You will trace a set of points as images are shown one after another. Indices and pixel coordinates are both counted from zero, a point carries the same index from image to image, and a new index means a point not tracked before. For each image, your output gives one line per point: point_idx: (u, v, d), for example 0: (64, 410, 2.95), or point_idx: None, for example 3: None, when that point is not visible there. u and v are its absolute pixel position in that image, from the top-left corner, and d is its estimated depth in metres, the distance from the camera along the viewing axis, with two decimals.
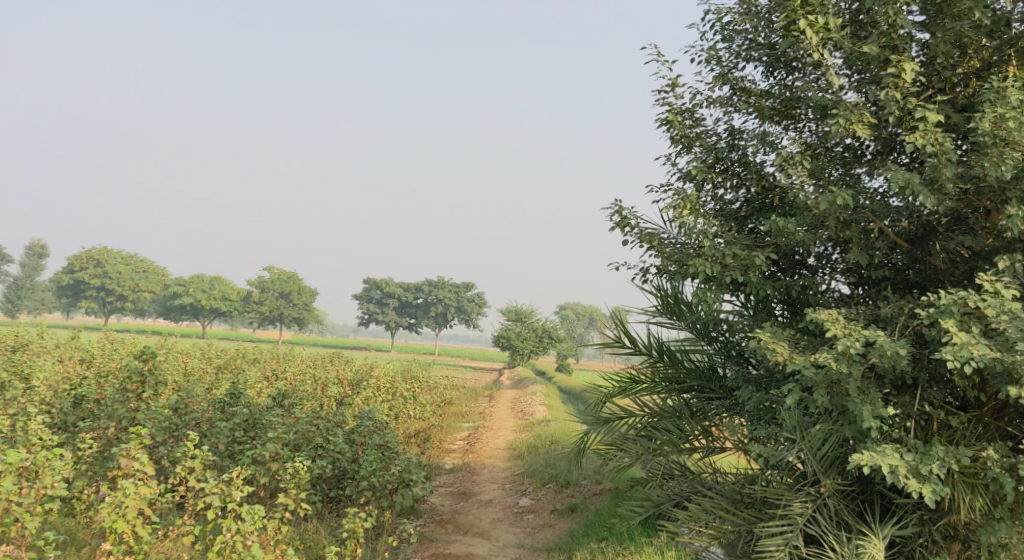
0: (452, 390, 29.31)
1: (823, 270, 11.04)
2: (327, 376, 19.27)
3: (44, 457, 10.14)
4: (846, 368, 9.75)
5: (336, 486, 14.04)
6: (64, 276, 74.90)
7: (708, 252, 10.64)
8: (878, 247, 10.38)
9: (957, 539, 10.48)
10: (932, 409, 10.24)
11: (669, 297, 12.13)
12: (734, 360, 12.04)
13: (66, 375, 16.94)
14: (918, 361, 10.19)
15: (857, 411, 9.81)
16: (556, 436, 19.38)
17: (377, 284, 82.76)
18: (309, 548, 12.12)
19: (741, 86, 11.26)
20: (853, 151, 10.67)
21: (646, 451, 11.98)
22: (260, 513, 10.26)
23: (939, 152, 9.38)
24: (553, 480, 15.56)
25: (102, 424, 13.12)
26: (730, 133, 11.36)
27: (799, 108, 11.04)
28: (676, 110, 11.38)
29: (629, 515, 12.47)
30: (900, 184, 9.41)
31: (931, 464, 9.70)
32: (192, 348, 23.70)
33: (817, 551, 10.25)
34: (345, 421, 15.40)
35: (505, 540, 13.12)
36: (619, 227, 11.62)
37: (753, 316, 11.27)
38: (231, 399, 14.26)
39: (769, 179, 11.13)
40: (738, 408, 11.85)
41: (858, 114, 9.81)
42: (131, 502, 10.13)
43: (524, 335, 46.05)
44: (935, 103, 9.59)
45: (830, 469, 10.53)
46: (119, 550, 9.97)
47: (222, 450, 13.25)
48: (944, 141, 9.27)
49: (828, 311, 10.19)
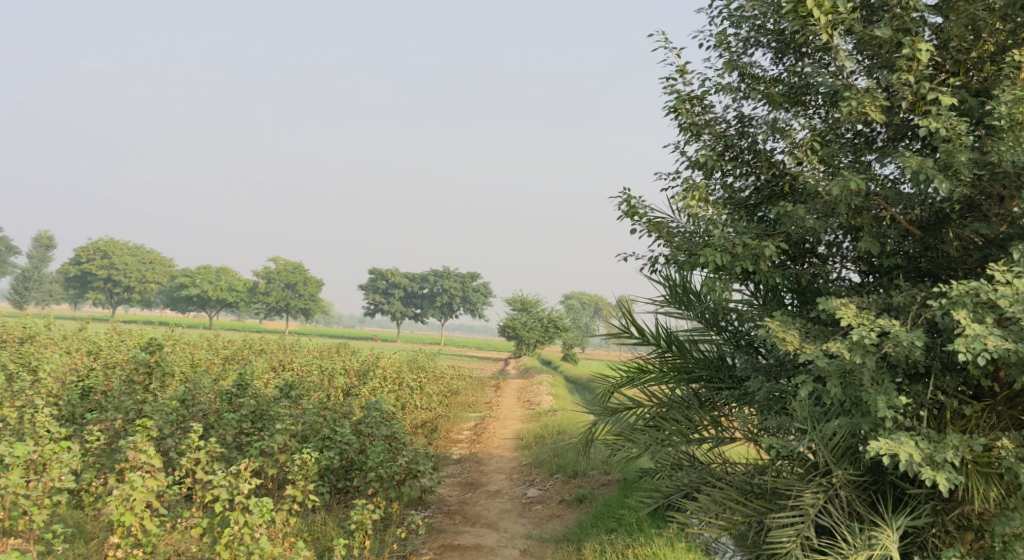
0: (458, 380, 29.24)
1: (833, 258, 10.94)
2: (334, 366, 19.24)
3: (51, 450, 10.08)
4: (860, 358, 9.68)
5: (343, 477, 14.00)
6: (71, 268, 74.95)
7: (718, 241, 10.53)
8: (890, 235, 10.28)
9: (970, 528, 10.41)
10: (945, 398, 10.14)
11: (678, 286, 12.04)
12: (743, 349, 11.92)
13: (73, 366, 16.92)
14: (932, 349, 10.08)
15: (871, 402, 9.77)
16: (563, 426, 19.33)
17: (382, 274, 82.70)
18: (318, 539, 12.08)
19: (750, 73, 11.12)
20: (864, 137, 10.55)
21: (655, 442, 11.90)
22: (268, 506, 10.20)
23: (954, 137, 9.31)
24: (561, 471, 15.52)
25: (110, 416, 13.10)
26: (740, 120, 11.24)
27: (808, 94, 10.91)
28: (685, 97, 11.26)
29: (638, 506, 12.40)
30: (913, 170, 9.32)
31: (946, 451, 9.66)
32: (200, 339, 23.66)
33: (829, 542, 10.24)
34: (353, 411, 15.36)
35: (514, 531, 13.06)
36: (627, 216, 11.51)
37: (763, 305, 11.23)
38: (238, 390, 14.22)
39: (779, 167, 11.01)
40: (747, 398, 11.73)
41: (870, 98, 9.69)
42: (139, 495, 10.08)
43: (530, 324, 46.01)
44: (949, 87, 9.48)
45: (841, 460, 10.50)
46: (126, 543, 9.92)
47: (230, 441, 13.23)
48: (959, 126, 9.21)
49: (840, 300, 10.11)
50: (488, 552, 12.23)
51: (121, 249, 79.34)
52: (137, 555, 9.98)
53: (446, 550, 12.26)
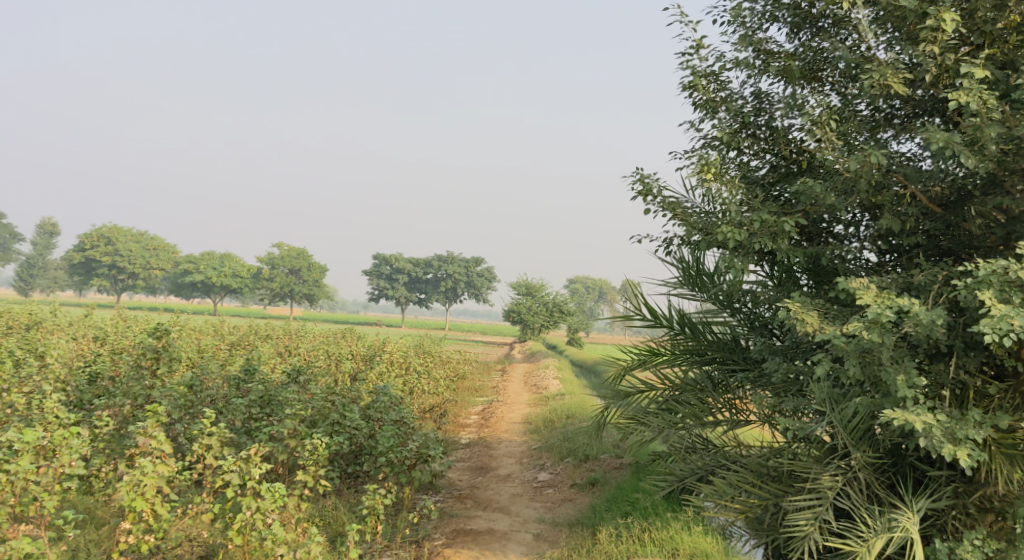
0: (465, 364, 29.11)
1: (851, 237, 10.80)
2: (341, 351, 19.13)
3: (61, 436, 9.96)
4: (879, 337, 9.53)
5: (354, 462, 13.90)
6: (75, 254, 74.84)
7: (735, 219, 10.37)
8: (910, 213, 10.15)
9: (991, 511, 10.25)
10: (967, 377, 10.02)
11: (691, 268, 11.89)
12: (758, 331, 11.71)
13: (80, 353, 16.81)
14: (954, 329, 9.95)
15: (891, 381, 9.64)
16: (572, 409, 19.19)
17: (386, 260, 82.50)
18: (329, 524, 11.99)
19: (765, 48, 10.93)
20: (883, 113, 10.39)
21: (669, 425, 11.79)
22: (280, 491, 10.09)
23: (983, 112, 9.16)
24: (571, 455, 15.40)
25: (118, 402, 12.99)
26: (756, 97, 11.06)
27: (826, 69, 10.74)
28: (701, 74, 11.07)
29: (653, 489, 12.31)
30: (939, 145, 9.20)
31: (967, 428, 9.57)
32: (206, 325, 23.54)
33: (849, 524, 10.16)
34: (362, 396, 15.21)
35: (526, 515, 12.95)
36: (641, 196, 11.34)
37: (778, 286, 11.12)
38: (246, 376, 14.00)
39: (797, 144, 10.84)
40: (763, 380, 11.52)
41: (892, 70, 9.50)
42: (150, 480, 9.96)
43: (534, 309, 45.83)
44: (978, 60, 9.28)
45: (861, 442, 10.37)
46: (138, 529, 9.81)
47: (239, 426, 13.14)
48: (989, 101, 9.06)
49: (860, 280, 9.95)
50: (501, 536, 12.12)
51: (124, 235, 79.23)
52: (149, 541, 9.89)
53: (458, 535, 12.15)
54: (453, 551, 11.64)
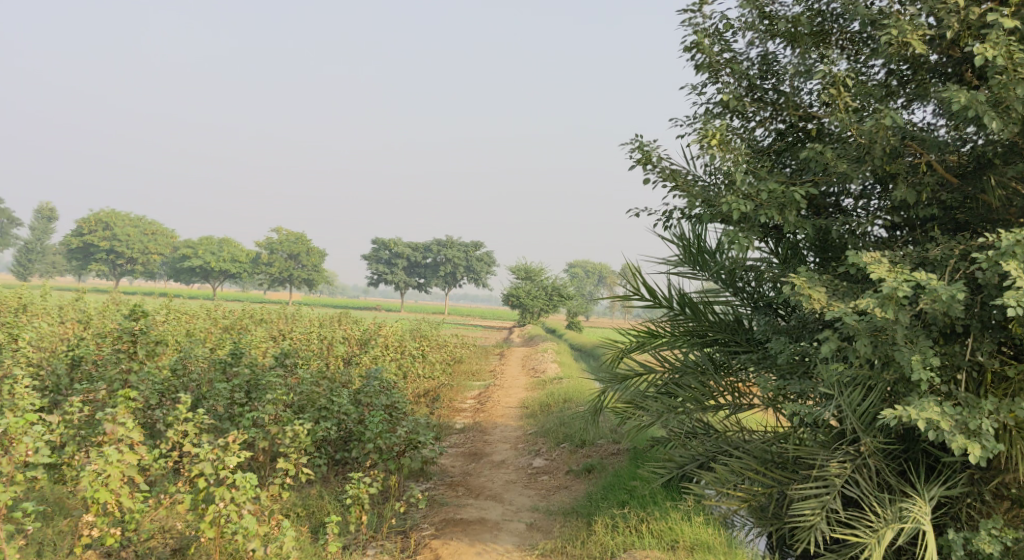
0: (463, 347, 28.46)
1: (861, 211, 10.22)
2: (334, 334, 18.48)
3: (18, 423, 9.26)
4: (892, 315, 8.99)
5: (342, 448, 13.27)
6: (73, 238, 74.22)
7: (740, 189, 9.80)
8: (926, 183, 9.64)
9: (1007, 498, 9.74)
10: (985, 359, 9.45)
11: (692, 245, 11.28)
12: (762, 311, 11.14)
13: (63, 337, 16.19)
14: (972, 307, 9.44)
15: (904, 361, 9.11)
16: (571, 394, 18.57)
17: (385, 245, 81.65)
18: (312, 514, 11.43)
19: (772, 9, 10.31)
20: (897, 79, 9.89)
21: (670, 409, 11.11)
22: (252, 482, 9.46)
23: (1010, 68, 8.62)
24: (568, 440, 14.84)
25: (93, 388, 12.36)
26: (763, 58, 10.46)
27: (834, 32, 10.20)
28: (704, 33, 10.45)
29: (650, 477, 11.76)
30: (961, 105, 8.74)
31: (982, 418, 9.03)
32: (202, 308, 22.91)
33: (858, 513, 9.65)
34: (353, 381, 14.64)
35: (519, 504, 12.39)
36: (641, 165, 10.72)
37: (783, 264, 10.57)
38: (232, 359, 13.31)
39: (805, 110, 10.28)
40: (766, 362, 10.90)
41: (913, 27, 8.96)
42: (115, 471, 9.31)
43: (535, 293, 44.97)
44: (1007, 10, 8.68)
45: (871, 428, 9.84)
46: (103, 521, 9.20)
47: (221, 412, 12.54)
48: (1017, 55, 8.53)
49: (872, 254, 9.40)
50: (493, 526, 11.55)
51: (123, 220, 78.67)
52: (115, 533, 9.33)
53: (449, 525, 11.56)
54: (442, 542, 11.07)
